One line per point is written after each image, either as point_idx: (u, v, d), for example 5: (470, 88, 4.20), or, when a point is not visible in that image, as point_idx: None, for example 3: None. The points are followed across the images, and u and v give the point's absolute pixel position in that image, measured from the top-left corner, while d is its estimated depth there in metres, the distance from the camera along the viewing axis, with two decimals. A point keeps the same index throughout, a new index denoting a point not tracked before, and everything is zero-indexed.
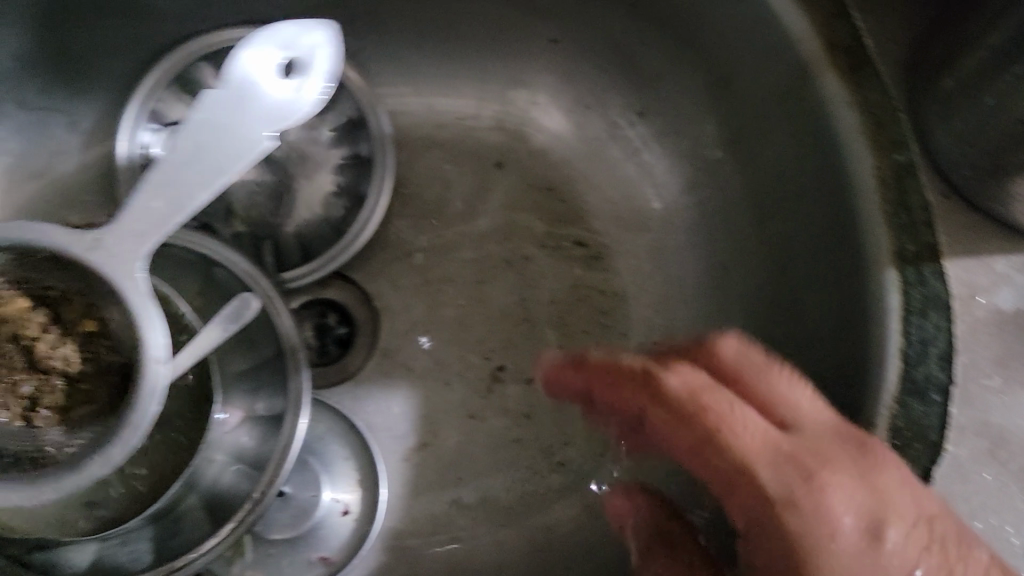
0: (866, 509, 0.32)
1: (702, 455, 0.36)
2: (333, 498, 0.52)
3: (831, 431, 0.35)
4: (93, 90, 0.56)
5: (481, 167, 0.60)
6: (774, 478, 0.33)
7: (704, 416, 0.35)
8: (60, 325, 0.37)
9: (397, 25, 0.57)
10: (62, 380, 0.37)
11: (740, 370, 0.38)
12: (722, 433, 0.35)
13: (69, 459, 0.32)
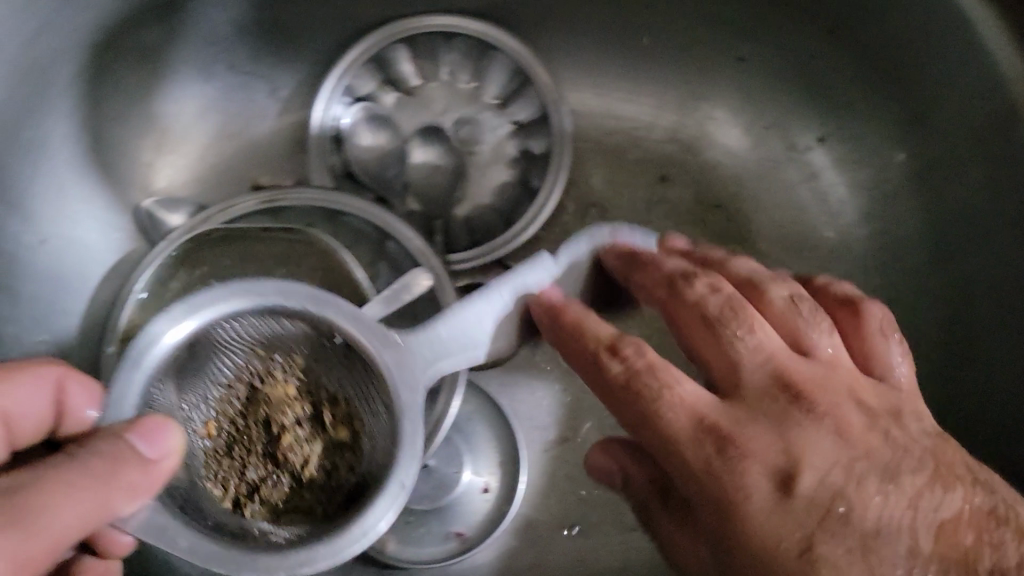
0: (780, 463, 0.34)
1: (642, 419, 0.36)
2: (473, 477, 0.54)
3: (768, 391, 0.35)
4: (296, 59, 0.59)
5: (649, 174, 0.60)
6: (711, 454, 0.34)
7: (626, 388, 0.36)
8: (321, 427, 0.39)
9: (592, 26, 0.58)
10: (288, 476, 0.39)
11: (691, 321, 0.38)
12: (659, 401, 0.35)
13: (281, 545, 0.34)
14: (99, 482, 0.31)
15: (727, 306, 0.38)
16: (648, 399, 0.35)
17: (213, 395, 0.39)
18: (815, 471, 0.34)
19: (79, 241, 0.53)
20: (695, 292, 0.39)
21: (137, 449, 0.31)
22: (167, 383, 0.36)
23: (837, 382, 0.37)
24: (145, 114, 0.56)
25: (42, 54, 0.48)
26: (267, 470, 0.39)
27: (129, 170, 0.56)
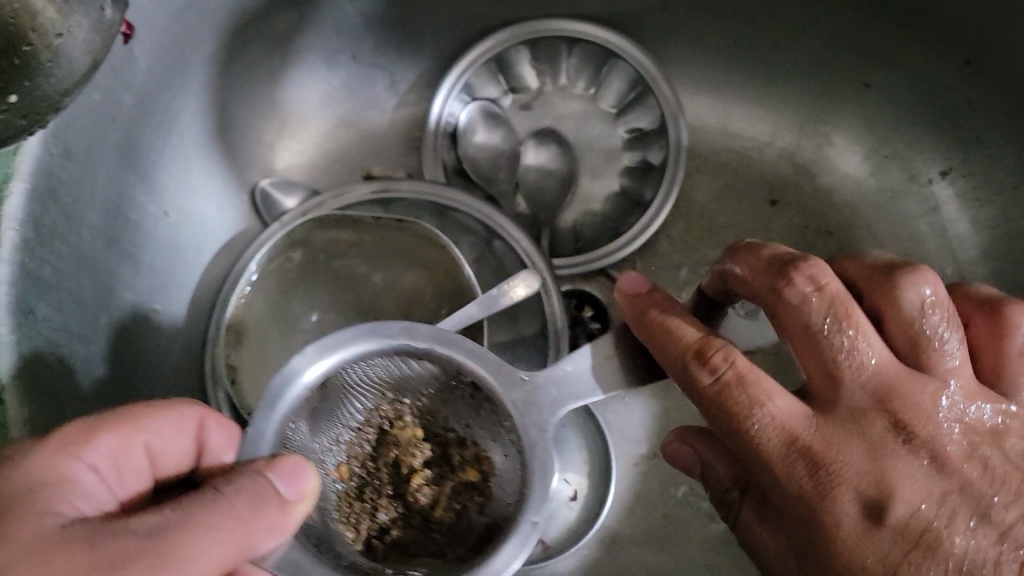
0: (869, 491, 0.33)
1: (725, 427, 0.34)
2: (562, 482, 0.54)
3: (865, 412, 0.33)
4: (418, 53, 0.60)
5: (761, 194, 0.59)
6: (798, 478, 0.33)
7: (719, 401, 0.34)
8: (448, 472, 0.42)
9: (715, 40, 0.57)
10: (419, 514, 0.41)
11: (794, 330, 0.34)
12: (747, 417, 0.33)
13: None
14: (243, 520, 0.32)
15: (829, 309, 0.33)
16: (739, 417, 0.33)
17: (349, 437, 0.42)
18: (908, 504, 0.33)
19: (198, 216, 0.54)
20: (797, 290, 0.34)
21: (277, 488, 0.33)
22: (303, 422, 0.39)
23: (935, 395, 0.34)
24: (270, 96, 0.57)
25: (179, 30, 0.49)
26: (395, 496, 0.42)
27: (249, 150, 0.57)
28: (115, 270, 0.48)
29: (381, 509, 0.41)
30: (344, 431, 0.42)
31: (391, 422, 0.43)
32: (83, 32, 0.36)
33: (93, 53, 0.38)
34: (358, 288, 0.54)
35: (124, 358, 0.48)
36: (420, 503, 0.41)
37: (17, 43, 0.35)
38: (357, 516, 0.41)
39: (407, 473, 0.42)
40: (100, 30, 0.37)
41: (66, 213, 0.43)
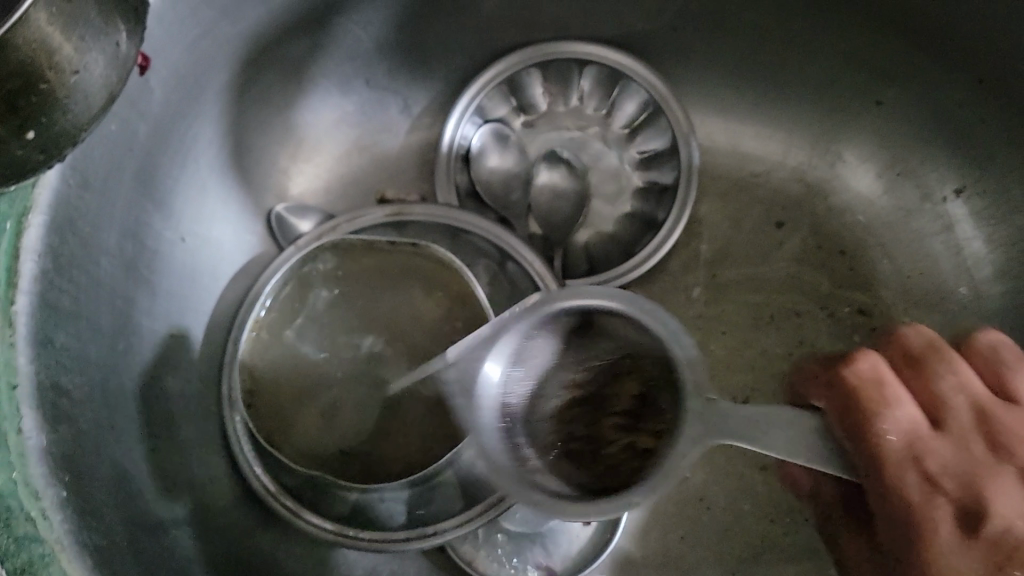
0: (964, 496, 0.31)
1: (844, 422, 0.34)
2: None
3: (969, 429, 0.33)
4: (430, 78, 0.60)
5: (771, 214, 0.60)
6: (908, 479, 0.32)
7: (850, 401, 0.34)
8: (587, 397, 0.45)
9: (726, 60, 0.58)
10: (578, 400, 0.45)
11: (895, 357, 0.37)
12: (872, 415, 0.33)
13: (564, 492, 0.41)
14: None
15: (932, 351, 0.37)
16: (867, 418, 0.34)
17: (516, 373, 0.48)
18: (1003, 519, 0.31)
19: (215, 242, 0.55)
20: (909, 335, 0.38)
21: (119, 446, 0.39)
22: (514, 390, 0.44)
23: None
24: (286, 123, 0.58)
25: (195, 60, 0.49)
26: (590, 408, 0.45)
27: (265, 176, 0.58)
28: (132, 297, 0.49)
29: (551, 423, 0.45)
30: (562, 343, 0.45)
31: (594, 347, 0.45)
32: (99, 68, 0.38)
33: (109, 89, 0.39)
34: (372, 313, 0.54)
35: (143, 383, 0.49)
36: (583, 428, 0.45)
37: (35, 80, 0.35)
38: (524, 422, 0.44)
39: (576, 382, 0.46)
40: (118, 66, 0.39)
41: (86, 242, 0.44)
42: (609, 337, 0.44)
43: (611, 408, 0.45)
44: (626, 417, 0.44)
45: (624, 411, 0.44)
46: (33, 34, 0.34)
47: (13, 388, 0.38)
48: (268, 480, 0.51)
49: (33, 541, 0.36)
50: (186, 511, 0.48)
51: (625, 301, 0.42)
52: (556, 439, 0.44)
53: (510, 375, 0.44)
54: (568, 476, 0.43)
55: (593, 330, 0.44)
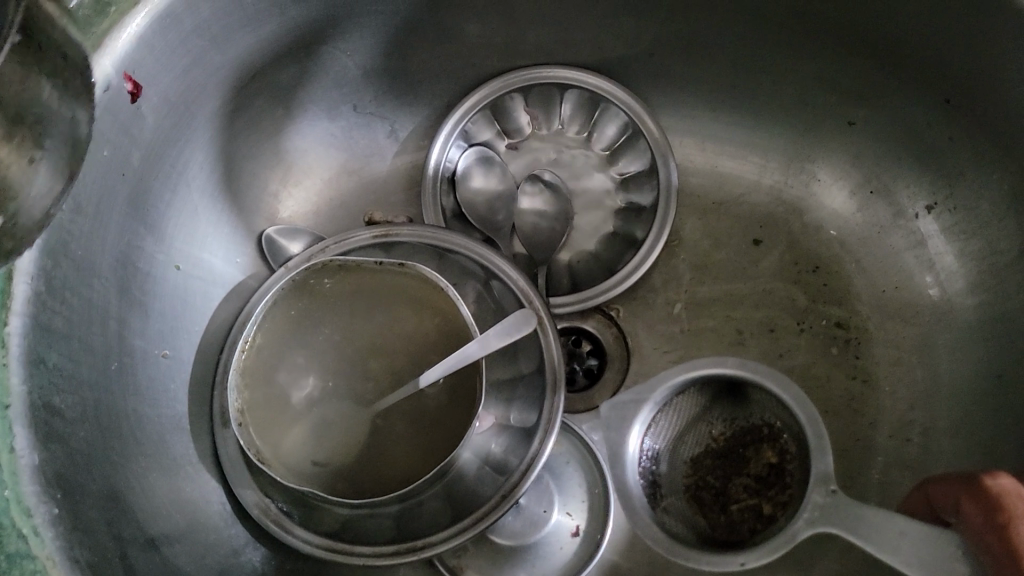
0: None
1: (974, 519, 0.40)
2: (561, 518, 0.55)
3: None
4: (417, 103, 0.62)
5: (747, 231, 0.62)
6: None
7: (990, 510, 0.40)
8: (716, 463, 0.55)
9: (703, 83, 0.60)
10: (700, 461, 0.55)
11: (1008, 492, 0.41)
12: (1002, 509, 0.40)
13: (676, 533, 0.53)
14: None
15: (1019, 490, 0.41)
16: (1013, 513, 0.39)
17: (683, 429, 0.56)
18: None
19: (206, 264, 0.57)
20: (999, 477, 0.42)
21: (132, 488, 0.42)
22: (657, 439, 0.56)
23: None
24: (275, 149, 0.60)
25: (184, 87, 0.51)
26: (725, 464, 0.55)
27: (255, 200, 0.60)
28: (125, 319, 0.50)
29: (686, 469, 0.55)
30: (699, 401, 0.57)
31: (746, 416, 0.56)
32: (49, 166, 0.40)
33: (53, 194, 0.41)
34: (360, 334, 0.55)
35: (136, 403, 0.50)
36: (716, 480, 0.54)
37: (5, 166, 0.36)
38: (662, 467, 0.56)
39: (714, 442, 0.55)
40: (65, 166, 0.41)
41: (75, 262, 0.45)
42: (755, 410, 0.56)
43: (744, 470, 0.54)
44: (755, 480, 0.53)
45: (753, 475, 0.54)
46: None
47: (6, 408, 0.39)
48: (260, 498, 0.53)
49: (24, 558, 0.36)
50: (179, 526, 0.49)
51: (767, 378, 0.55)
52: (688, 483, 0.55)
53: (648, 437, 0.56)
54: (701, 523, 0.53)
55: (743, 400, 0.56)
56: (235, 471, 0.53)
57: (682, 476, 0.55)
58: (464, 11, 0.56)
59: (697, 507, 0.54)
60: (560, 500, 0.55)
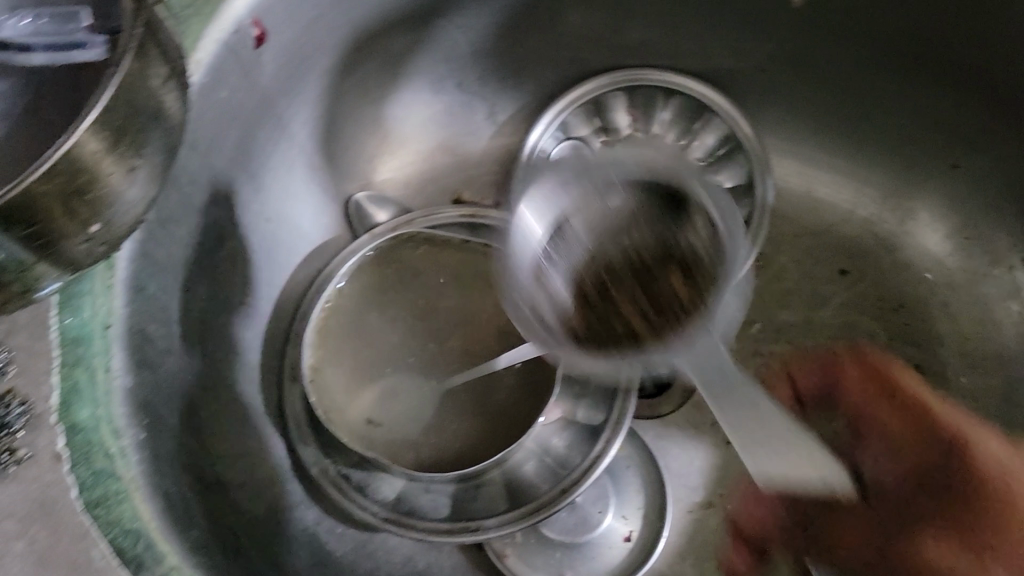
0: None
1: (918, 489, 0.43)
2: (614, 521, 0.54)
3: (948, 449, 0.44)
4: (520, 88, 0.62)
5: (832, 260, 0.61)
6: None
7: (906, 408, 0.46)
8: (621, 273, 0.48)
9: (809, 106, 0.59)
10: (605, 266, 0.49)
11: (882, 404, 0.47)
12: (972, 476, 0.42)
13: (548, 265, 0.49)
14: None
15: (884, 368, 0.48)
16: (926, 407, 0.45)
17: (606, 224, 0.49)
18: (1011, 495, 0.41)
19: (295, 221, 0.57)
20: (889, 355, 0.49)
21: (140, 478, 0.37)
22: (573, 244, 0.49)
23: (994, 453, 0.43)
24: (376, 115, 0.59)
25: (303, 37, 0.50)
26: (615, 279, 0.48)
27: (349, 164, 0.59)
28: (215, 262, 0.50)
29: (585, 257, 0.49)
30: (648, 206, 0.48)
31: (675, 233, 0.48)
32: (143, 180, 0.37)
33: (145, 200, 0.38)
34: (439, 310, 0.55)
35: (214, 347, 0.50)
36: (601, 279, 0.48)
37: (114, 148, 0.34)
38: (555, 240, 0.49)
39: (636, 256, 0.48)
40: (156, 173, 0.38)
41: (179, 193, 0.45)
42: (681, 225, 0.47)
43: (643, 279, 0.47)
44: (648, 296, 0.47)
45: (644, 280, 0.47)
46: (131, 83, 0.34)
47: (107, 327, 0.39)
48: (319, 459, 0.52)
49: (110, 477, 0.36)
50: (240, 474, 0.49)
51: (710, 198, 0.46)
52: (576, 274, 0.49)
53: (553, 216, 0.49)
54: (572, 318, 0.48)
55: (682, 212, 0.47)
56: (298, 428, 0.53)
57: (583, 263, 0.49)
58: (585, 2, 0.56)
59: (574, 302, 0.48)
60: (617, 505, 0.54)
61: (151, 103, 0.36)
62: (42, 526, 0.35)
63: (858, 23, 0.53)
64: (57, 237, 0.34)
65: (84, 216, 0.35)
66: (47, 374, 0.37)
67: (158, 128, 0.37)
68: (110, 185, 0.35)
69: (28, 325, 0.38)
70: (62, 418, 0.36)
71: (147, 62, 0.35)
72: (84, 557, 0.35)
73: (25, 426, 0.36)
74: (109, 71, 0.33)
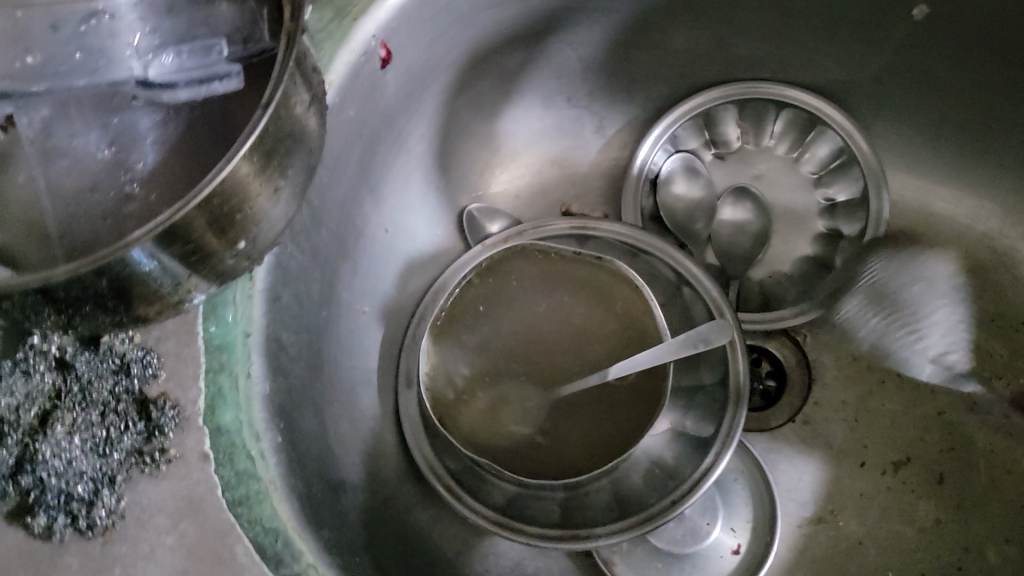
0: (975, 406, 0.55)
1: None
2: (723, 535, 0.54)
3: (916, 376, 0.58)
4: (631, 101, 0.63)
5: (947, 279, 0.60)
6: None
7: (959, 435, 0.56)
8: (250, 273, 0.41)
9: (930, 114, 0.58)
10: (187, 244, 0.36)
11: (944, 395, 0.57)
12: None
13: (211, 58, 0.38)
14: None
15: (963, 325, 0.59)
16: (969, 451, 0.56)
17: (227, 269, 0.39)
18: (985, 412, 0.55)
19: (412, 234, 0.59)
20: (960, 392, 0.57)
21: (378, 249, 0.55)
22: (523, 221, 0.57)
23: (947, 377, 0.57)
24: (488, 129, 0.61)
25: (427, 61, 0.53)
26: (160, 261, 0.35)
27: (464, 176, 0.61)
28: (339, 272, 0.52)
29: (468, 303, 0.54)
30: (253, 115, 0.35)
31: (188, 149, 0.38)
32: (283, 200, 0.40)
33: (285, 219, 0.41)
34: (546, 321, 0.56)
35: (337, 353, 0.52)
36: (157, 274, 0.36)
37: (263, 169, 0.37)
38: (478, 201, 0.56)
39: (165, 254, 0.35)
40: (296, 191, 0.41)
41: (311, 208, 0.48)
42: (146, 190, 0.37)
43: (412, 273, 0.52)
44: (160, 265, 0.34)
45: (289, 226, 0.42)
46: (283, 111, 0.36)
47: (247, 336, 0.41)
48: (433, 461, 0.54)
49: (251, 478, 0.39)
50: (361, 477, 0.51)
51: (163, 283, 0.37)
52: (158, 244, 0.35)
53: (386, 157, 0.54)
54: (219, 192, 0.35)
55: (200, 265, 0.38)
56: (414, 433, 0.55)
57: (192, 236, 0.35)
58: (693, 16, 0.57)
59: (234, 206, 0.36)
60: (724, 516, 0.55)
61: (297, 126, 0.38)
62: (191, 521, 0.37)
63: (977, 22, 0.52)
64: (205, 253, 0.37)
65: (234, 233, 0.38)
66: (194, 378, 0.40)
67: (301, 149, 0.39)
68: (249, 203, 0.37)
69: (175, 332, 0.40)
70: (207, 420, 0.39)
71: (296, 92, 0.37)
72: (228, 552, 0.37)
73: (176, 427, 0.38)
74: (261, 105, 0.35)
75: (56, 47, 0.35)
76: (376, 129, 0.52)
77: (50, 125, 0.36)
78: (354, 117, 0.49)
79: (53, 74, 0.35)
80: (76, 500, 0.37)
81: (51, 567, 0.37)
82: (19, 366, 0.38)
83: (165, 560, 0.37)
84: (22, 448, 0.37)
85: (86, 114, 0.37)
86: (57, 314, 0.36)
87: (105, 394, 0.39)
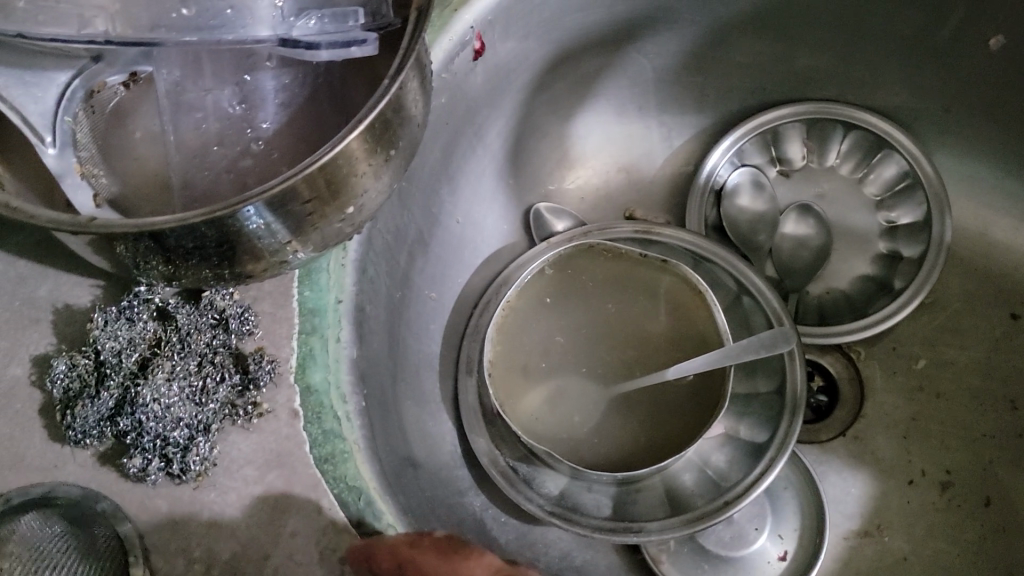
0: None
1: None
2: (770, 541, 0.55)
3: None
4: (700, 113, 0.64)
5: (1000, 309, 0.61)
6: None
7: None
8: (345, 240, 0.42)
9: (995, 144, 0.59)
10: (301, 206, 0.37)
11: None
12: None
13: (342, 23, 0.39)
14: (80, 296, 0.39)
15: None
16: None
17: (330, 234, 0.41)
18: None
19: (482, 227, 0.60)
20: None
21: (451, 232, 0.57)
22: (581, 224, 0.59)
23: None
24: (561, 131, 0.63)
25: (515, 60, 0.54)
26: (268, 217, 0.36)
27: (534, 175, 0.63)
28: (416, 254, 0.53)
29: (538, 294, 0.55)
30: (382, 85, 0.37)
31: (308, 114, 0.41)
32: (388, 173, 0.41)
33: (385, 192, 0.42)
34: (607, 319, 0.57)
35: (407, 335, 0.53)
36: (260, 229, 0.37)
37: (376, 141, 0.38)
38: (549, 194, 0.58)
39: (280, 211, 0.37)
40: (399, 167, 0.42)
41: (400, 189, 0.49)
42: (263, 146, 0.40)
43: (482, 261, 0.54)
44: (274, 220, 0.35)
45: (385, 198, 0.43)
46: (402, 85, 0.38)
47: (338, 302, 0.43)
48: (490, 447, 0.55)
49: (336, 438, 0.40)
50: (421, 456, 0.52)
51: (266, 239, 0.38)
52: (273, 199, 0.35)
53: (468, 148, 0.56)
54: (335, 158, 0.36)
55: (307, 227, 0.39)
56: (472, 419, 0.56)
57: (305, 198, 0.37)
58: (771, 33, 0.58)
59: (346, 173, 0.38)
60: (773, 526, 0.55)
61: (409, 102, 0.40)
62: (279, 474, 0.39)
63: None
64: (313, 216, 0.39)
65: (342, 200, 0.39)
66: (289, 338, 0.41)
67: (408, 126, 0.41)
68: (361, 171, 0.39)
69: (271, 294, 0.42)
70: (299, 378, 0.41)
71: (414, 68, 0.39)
72: (316, 506, 0.38)
73: (270, 381, 0.40)
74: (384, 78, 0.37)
75: (210, 2, 0.38)
76: (462, 119, 0.53)
77: (182, 82, 0.40)
78: (443, 102, 0.50)
79: (206, 28, 0.38)
80: (172, 445, 0.38)
81: (140, 509, 0.38)
82: (126, 312, 0.40)
83: (251, 510, 0.38)
84: (123, 391, 0.38)
85: (221, 73, 0.40)
86: (164, 264, 0.38)
87: (203, 346, 0.39)
